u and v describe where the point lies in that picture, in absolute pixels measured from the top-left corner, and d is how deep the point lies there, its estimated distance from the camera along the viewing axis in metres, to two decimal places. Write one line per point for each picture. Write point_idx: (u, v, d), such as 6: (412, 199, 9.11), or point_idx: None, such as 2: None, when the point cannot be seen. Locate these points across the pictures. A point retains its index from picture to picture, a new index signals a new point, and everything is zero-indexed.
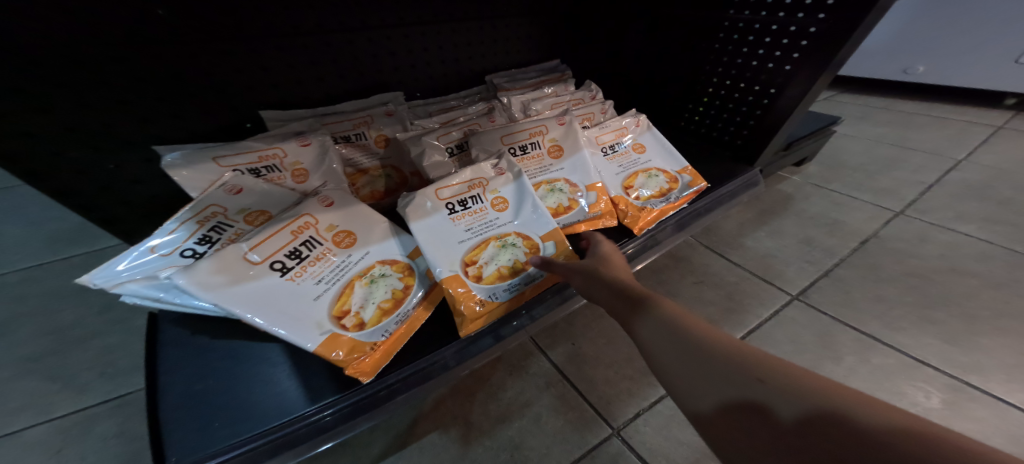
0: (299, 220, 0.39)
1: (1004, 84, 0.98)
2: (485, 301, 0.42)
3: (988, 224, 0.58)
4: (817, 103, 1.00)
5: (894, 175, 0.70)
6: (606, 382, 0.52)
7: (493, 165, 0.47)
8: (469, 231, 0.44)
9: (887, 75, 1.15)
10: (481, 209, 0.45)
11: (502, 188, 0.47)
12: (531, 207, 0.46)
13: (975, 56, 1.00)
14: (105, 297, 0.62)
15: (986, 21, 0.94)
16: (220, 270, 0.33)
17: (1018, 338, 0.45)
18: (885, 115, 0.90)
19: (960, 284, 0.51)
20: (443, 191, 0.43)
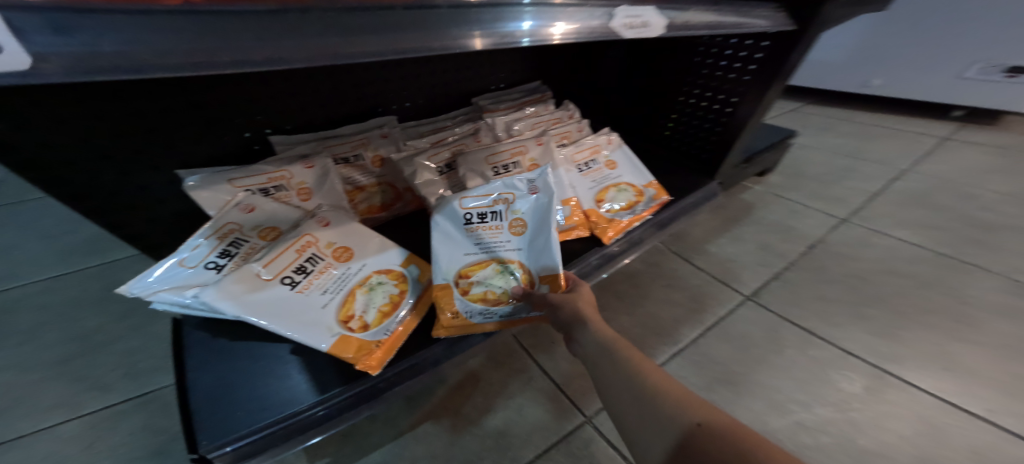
0: (302, 240, 0.45)
1: (948, 96, 1.08)
2: (461, 314, 0.47)
3: (923, 230, 0.65)
4: (786, 115, 1.07)
5: (846, 184, 0.77)
6: (581, 376, 0.59)
7: (528, 185, 0.49)
8: (478, 247, 0.48)
9: (847, 88, 1.22)
10: (498, 227, 0.48)
11: (528, 211, 0.49)
12: (542, 243, 0.48)
13: (926, 72, 1.08)
14: (123, 305, 0.67)
15: (934, 39, 1.03)
16: (242, 287, 0.39)
17: (936, 331, 0.51)
18: (845, 126, 0.97)
19: (892, 284, 0.58)
20: (468, 202, 0.47)
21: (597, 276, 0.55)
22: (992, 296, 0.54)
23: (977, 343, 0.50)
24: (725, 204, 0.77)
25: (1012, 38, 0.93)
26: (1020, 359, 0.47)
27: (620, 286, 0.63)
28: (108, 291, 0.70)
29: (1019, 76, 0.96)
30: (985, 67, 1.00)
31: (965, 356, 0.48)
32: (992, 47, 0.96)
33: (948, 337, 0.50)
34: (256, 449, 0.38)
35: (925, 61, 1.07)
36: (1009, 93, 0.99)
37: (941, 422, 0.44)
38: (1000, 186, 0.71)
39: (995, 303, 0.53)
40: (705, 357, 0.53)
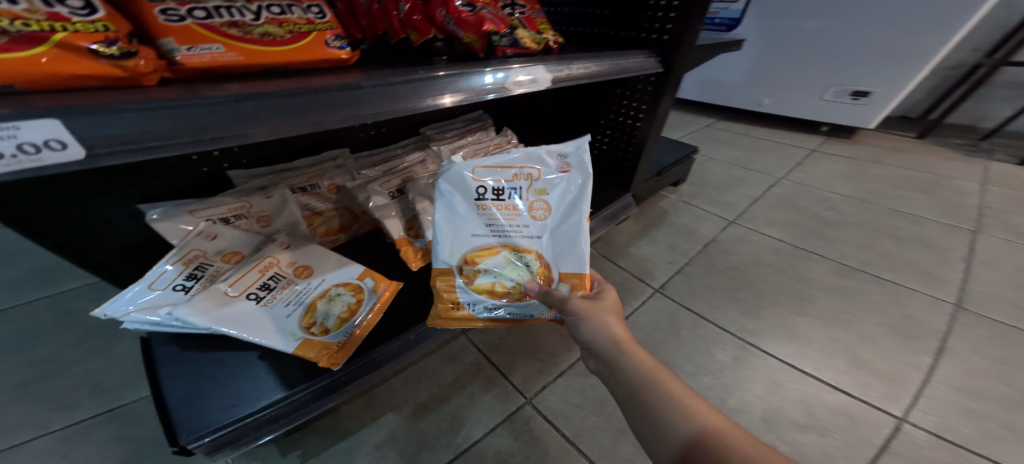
0: (265, 261, 0.54)
1: (816, 114, 1.40)
2: (462, 306, 0.47)
3: (787, 228, 0.82)
4: (700, 131, 1.26)
5: (737, 191, 0.94)
6: (523, 366, 0.69)
7: (557, 161, 0.44)
8: (490, 228, 0.45)
9: (748, 105, 1.54)
10: (517, 207, 0.44)
11: (554, 191, 0.44)
12: (564, 232, 0.44)
13: (801, 93, 1.40)
14: (80, 331, 0.70)
15: (807, 67, 1.35)
16: (211, 302, 0.48)
17: (786, 308, 0.67)
18: (743, 140, 1.17)
19: (759, 272, 0.73)
20: (484, 176, 0.43)
21: None
22: (827, 278, 0.70)
23: (812, 315, 0.65)
24: (645, 212, 0.91)
25: (854, 71, 1.26)
26: (840, 325, 0.63)
27: None
28: (63, 319, 0.72)
29: (860, 99, 1.29)
30: (838, 91, 1.33)
31: (804, 326, 0.63)
32: (843, 76, 1.29)
33: (794, 312, 0.66)
34: (230, 440, 0.45)
35: (801, 84, 1.39)
36: (853, 112, 1.32)
37: (783, 379, 0.57)
38: (844, 189, 0.91)
39: (827, 283, 0.69)
40: None
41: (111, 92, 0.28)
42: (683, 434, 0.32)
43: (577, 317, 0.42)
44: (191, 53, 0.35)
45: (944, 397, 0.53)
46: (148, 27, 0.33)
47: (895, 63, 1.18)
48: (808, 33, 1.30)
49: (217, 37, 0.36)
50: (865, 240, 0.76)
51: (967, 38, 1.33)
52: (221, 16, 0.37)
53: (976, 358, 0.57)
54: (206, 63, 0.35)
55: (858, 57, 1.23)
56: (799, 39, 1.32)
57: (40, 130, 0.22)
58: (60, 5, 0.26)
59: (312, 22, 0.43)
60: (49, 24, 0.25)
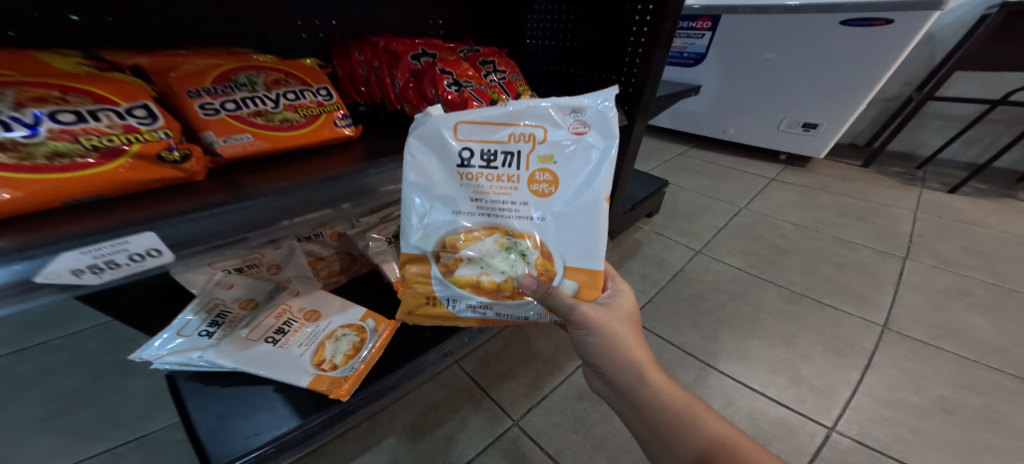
0: (279, 308, 0.64)
1: (774, 144, 1.60)
2: (439, 301, 0.46)
3: (745, 256, 0.97)
4: (675, 160, 1.49)
5: (704, 221, 1.09)
6: (511, 390, 0.76)
7: (570, 120, 0.38)
8: (477, 203, 0.40)
9: (715, 133, 1.74)
10: (513, 177, 0.39)
11: (561, 159, 0.39)
12: (572, 213, 0.39)
13: (760, 123, 1.60)
14: (97, 367, 0.76)
15: (762, 107, 1.57)
16: (235, 346, 0.57)
17: (739, 331, 0.77)
18: (711, 169, 1.40)
19: (718, 299, 0.84)
20: (473, 139, 0.39)
21: None
22: (775, 303, 0.84)
23: (762, 338, 0.75)
24: (621, 243, 1.00)
25: (806, 105, 1.46)
26: (784, 345, 0.74)
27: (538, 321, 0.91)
28: (79, 358, 0.78)
29: (810, 130, 1.49)
30: (790, 123, 1.53)
31: (753, 348, 0.74)
32: (797, 110, 1.49)
33: (746, 335, 0.76)
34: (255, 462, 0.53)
35: (761, 114, 1.58)
36: (804, 144, 1.53)
37: (735, 398, 0.65)
38: (794, 218, 1.12)
39: (774, 307, 0.83)
40: None
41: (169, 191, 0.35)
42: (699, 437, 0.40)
43: (592, 327, 0.45)
44: (226, 143, 0.41)
45: (865, 407, 0.64)
46: (192, 122, 0.40)
47: (840, 98, 1.37)
48: (764, 63, 1.48)
49: (247, 128, 0.42)
50: (811, 267, 0.94)
51: (900, 75, 1.59)
52: (247, 107, 0.43)
53: (894, 372, 0.69)
54: (238, 152, 0.41)
55: (806, 94, 1.44)
56: (761, 68, 1.49)
57: (142, 241, 0.29)
58: (130, 117, 0.34)
59: (322, 104, 0.49)
60: (125, 136, 0.33)
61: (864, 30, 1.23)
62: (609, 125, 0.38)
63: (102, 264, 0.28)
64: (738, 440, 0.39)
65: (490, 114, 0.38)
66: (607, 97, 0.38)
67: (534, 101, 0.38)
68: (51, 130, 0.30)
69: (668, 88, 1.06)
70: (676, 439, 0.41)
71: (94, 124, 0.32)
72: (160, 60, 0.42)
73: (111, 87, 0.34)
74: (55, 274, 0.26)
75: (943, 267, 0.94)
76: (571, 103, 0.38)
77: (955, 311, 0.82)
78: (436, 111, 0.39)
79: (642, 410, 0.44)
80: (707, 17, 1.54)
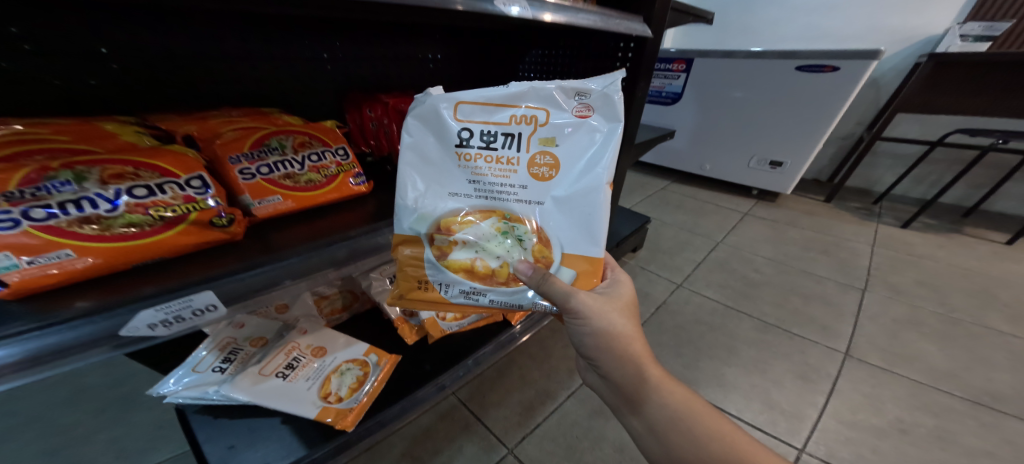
0: (289, 345, 0.68)
1: (746, 180, 1.72)
2: (430, 286, 0.45)
3: (721, 289, 1.10)
4: (658, 194, 1.68)
5: (684, 255, 1.24)
6: (505, 419, 0.80)
7: (573, 104, 0.40)
8: (475, 184, 0.41)
9: (693, 168, 1.86)
10: (513, 158, 0.41)
11: (562, 142, 0.40)
12: (573, 195, 0.41)
13: (730, 157, 1.73)
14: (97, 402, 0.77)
15: (733, 142, 1.70)
16: (249, 380, 0.61)
17: (717, 359, 0.87)
18: (692, 204, 1.60)
19: (698, 329, 0.95)
20: (474, 119, 0.40)
21: (517, 339, 0.91)
22: (749, 333, 0.95)
23: (737, 366, 0.85)
24: None
25: (771, 143, 1.60)
26: (757, 372, 0.84)
27: (532, 350, 0.97)
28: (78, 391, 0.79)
29: (777, 167, 1.62)
30: (759, 160, 1.66)
31: (729, 375, 0.83)
32: (764, 145, 1.63)
33: (724, 363, 0.86)
34: None
35: (732, 149, 1.71)
36: (773, 179, 1.64)
37: None
38: (765, 252, 1.29)
39: (747, 337, 0.94)
40: (587, 393, 0.86)
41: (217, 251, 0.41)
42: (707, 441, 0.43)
43: (591, 318, 0.44)
44: (260, 205, 0.47)
45: (831, 429, 0.73)
46: (233, 186, 0.46)
47: (802, 136, 1.52)
48: (733, 102, 1.63)
49: (279, 191, 0.49)
50: (781, 299, 1.07)
51: (853, 116, 1.83)
52: (278, 170, 0.49)
53: (855, 396, 0.80)
54: (270, 212, 0.48)
55: (771, 133, 1.59)
56: (730, 104, 1.64)
57: (202, 298, 0.36)
58: (188, 188, 0.40)
59: (340, 163, 0.55)
60: (185, 205, 0.39)
61: (816, 75, 1.39)
62: (612, 109, 0.40)
63: (171, 318, 0.35)
64: (736, 436, 0.43)
65: (492, 96, 0.40)
66: (611, 83, 0.40)
67: (538, 84, 0.40)
68: (127, 204, 0.36)
69: (648, 132, 1.18)
70: (674, 434, 0.44)
71: (161, 196, 0.38)
72: (207, 129, 0.48)
73: (172, 160, 0.40)
74: (135, 327, 0.33)
75: (896, 298, 1.09)
76: (576, 87, 0.40)
77: (908, 339, 0.96)
78: (439, 92, 0.40)
79: (640, 405, 0.46)
80: (681, 59, 1.71)
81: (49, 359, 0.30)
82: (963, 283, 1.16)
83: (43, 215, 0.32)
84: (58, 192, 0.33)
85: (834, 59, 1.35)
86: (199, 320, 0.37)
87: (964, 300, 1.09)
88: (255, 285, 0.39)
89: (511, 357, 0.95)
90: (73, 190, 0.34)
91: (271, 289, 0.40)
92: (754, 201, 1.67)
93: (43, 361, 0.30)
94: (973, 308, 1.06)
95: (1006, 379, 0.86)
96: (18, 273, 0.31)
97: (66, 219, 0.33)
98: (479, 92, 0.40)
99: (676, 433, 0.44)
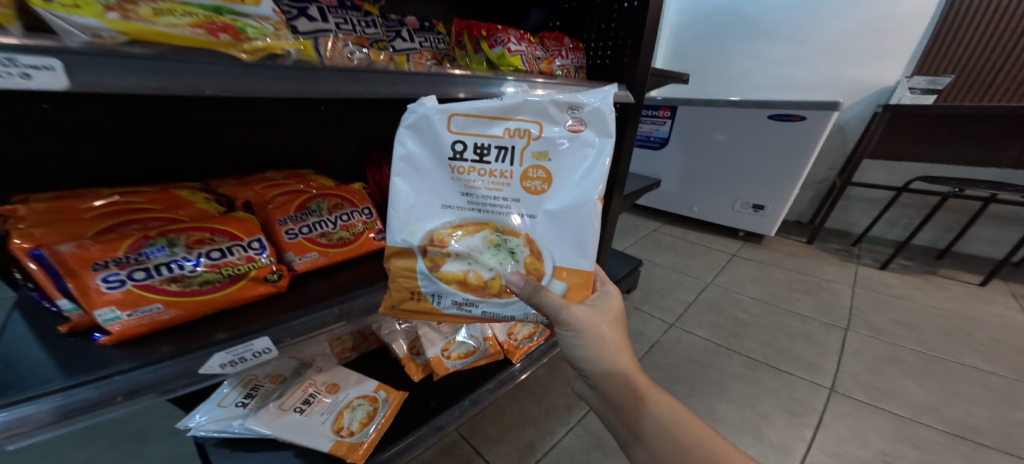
0: (306, 382, 0.74)
1: (732, 222, 1.83)
2: (424, 297, 0.48)
3: (711, 328, 1.16)
4: (650, 236, 1.79)
5: (675, 296, 1.32)
6: (506, 455, 0.84)
7: (568, 117, 0.42)
8: (467, 198, 0.44)
9: (682, 210, 1.98)
10: (506, 171, 0.43)
11: (554, 157, 0.43)
12: (564, 206, 0.43)
13: (715, 200, 1.85)
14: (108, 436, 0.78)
15: (718, 186, 1.82)
16: (270, 415, 0.66)
17: (708, 395, 0.92)
18: (682, 246, 1.70)
19: (689, 367, 1.01)
20: (467, 132, 0.43)
21: (517, 376, 0.95)
22: (738, 369, 1.01)
23: (727, 400, 0.91)
24: None
25: (752, 188, 1.73)
26: (747, 407, 0.89)
27: (532, 387, 1.02)
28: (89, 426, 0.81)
29: (759, 210, 1.73)
30: (742, 203, 1.77)
31: (720, 410, 0.88)
32: (746, 189, 1.75)
33: (715, 398, 0.91)
34: None
35: (717, 191, 1.84)
36: (756, 222, 1.75)
37: None
38: (751, 292, 1.37)
39: (737, 373, 0.99)
40: (585, 429, 0.90)
41: (269, 301, 0.51)
42: (689, 447, 0.47)
43: (585, 330, 0.48)
44: (300, 260, 0.56)
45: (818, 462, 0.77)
46: (278, 244, 0.55)
47: (780, 178, 1.64)
48: (715, 147, 1.77)
49: (315, 248, 0.58)
50: (768, 338, 1.13)
51: (825, 162, 2.00)
52: (316, 230, 0.59)
53: (840, 429, 0.85)
54: (308, 266, 0.57)
55: (751, 177, 1.72)
56: (713, 146, 1.78)
57: (262, 342, 0.45)
58: (250, 249, 0.50)
59: (366, 222, 0.64)
60: (247, 264, 0.49)
61: (786, 123, 1.54)
62: (603, 123, 0.42)
63: (236, 359, 0.44)
64: (717, 444, 0.47)
65: (484, 109, 0.42)
66: (604, 98, 0.43)
67: (531, 97, 0.42)
68: (205, 265, 0.46)
69: (637, 181, 1.29)
70: (662, 443, 0.47)
71: (231, 256, 0.48)
72: (260, 195, 0.58)
73: (239, 225, 0.50)
74: (211, 367, 0.42)
75: (877, 337, 1.15)
76: (568, 100, 0.42)
77: (889, 375, 1.01)
78: (435, 104, 0.42)
79: (626, 409, 0.50)
80: (667, 107, 1.87)
81: (153, 393, 0.39)
82: (940, 322, 1.22)
83: (142, 276, 0.42)
84: (154, 257, 0.43)
85: (801, 110, 1.50)
86: (249, 366, 0.46)
87: (942, 339, 1.14)
88: (294, 333, 0.47)
89: (511, 394, 1.00)
90: (167, 254, 0.44)
91: (306, 336, 0.48)
92: (740, 242, 1.78)
93: (144, 395, 0.39)
94: (949, 346, 1.12)
95: (984, 413, 0.91)
96: (119, 323, 0.41)
97: (159, 279, 0.43)
98: (473, 105, 0.42)
99: (663, 441, 0.48)
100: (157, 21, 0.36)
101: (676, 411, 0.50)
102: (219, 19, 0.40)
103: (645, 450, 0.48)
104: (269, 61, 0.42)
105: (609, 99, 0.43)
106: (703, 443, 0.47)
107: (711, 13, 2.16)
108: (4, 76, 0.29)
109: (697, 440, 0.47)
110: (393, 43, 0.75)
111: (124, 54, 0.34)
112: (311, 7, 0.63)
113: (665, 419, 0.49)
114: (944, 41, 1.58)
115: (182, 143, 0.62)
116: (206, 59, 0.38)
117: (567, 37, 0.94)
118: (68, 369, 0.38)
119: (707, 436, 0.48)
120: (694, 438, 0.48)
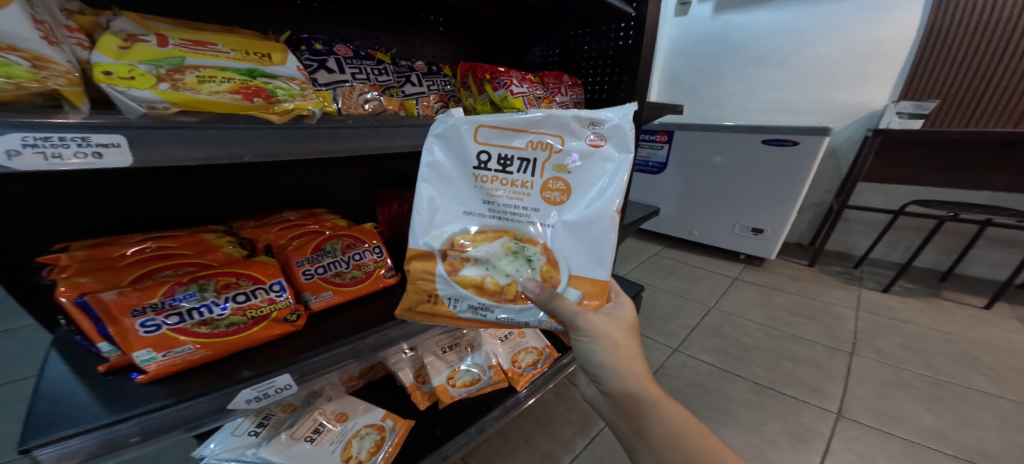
0: (316, 411, 0.76)
1: (732, 245, 1.86)
2: (440, 300, 0.49)
3: (715, 353, 1.17)
4: (651, 260, 1.83)
5: (679, 321, 1.33)
6: None
7: (589, 133, 0.47)
8: (488, 207, 0.48)
9: (683, 233, 2.01)
10: (529, 182, 0.48)
11: (572, 171, 0.47)
12: (582, 213, 0.47)
13: (715, 223, 1.88)
14: None
15: (718, 208, 1.85)
16: (282, 445, 0.68)
17: (715, 422, 0.92)
18: (683, 269, 1.73)
19: (694, 393, 1.01)
20: (494, 143, 0.48)
21: (522, 402, 0.94)
22: (743, 395, 1.01)
23: (732, 427, 0.91)
24: None
25: (750, 211, 1.76)
26: (754, 433, 0.90)
27: (537, 414, 1.03)
28: None
29: (759, 233, 1.76)
30: (742, 226, 1.80)
31: (727, 436, 0.88)
32: (745, 212, 1.78)
33: (721, 425, 0.91)
34: None
35: (716, 214, 1.87)
36: (756, 245, 1.78)
37: None
38: (755, 316, 1.37)
39: (743, 399, 1.00)
40: (591, 457, 0.91)
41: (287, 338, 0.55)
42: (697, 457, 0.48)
43: (598, 337, 0.49)
44: (316, 299, 0.61)
45: None
46: (296, 284, 0.59)
47: (778, 201, 1.68)
48: (712, 171, 1.82)
49: (329, 287, 0.62)
50: (772, 363, 1.13)
51: (821, 185, 2.05)
52: (331, 270, 0.63)
53: (848, 455, 0.84)
54: (323, 304, 0.61)
55: (750, 199, 1.75)
56: (711, 169, 1.82)
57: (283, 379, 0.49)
58: (272, 290, 0.54)
59: (377, 260, 0.68)
60: (270, 304, 0.53)
61: (780, 147, 1.59)
62: (623, 140, 0.47)
63: (260, 395, 0.48)
64: (724, 453, 0.49)
65: (510, 122, 0.47)
66: (623, 117, 0.47)
67: (554, 113, 0.47)
68: (232, 307, 0.50)
69: (637, 208, 1.33)
70: (671, 451, 0.49)
71: (255, 298, 0.52)
72: (279, 237, 0.62)
73: (263, 269, 0.54)
74: (238, 402, 0.46)
75: (883, 361, 1.15)
76: (589, 117, 0.47)
77: (896, 399, 1.00)
78: (463, 117, 0.47)
79: (636, 417, 0.51)
80: (663, 132, 1.93)
81: (183, 430, 0.43)
82: (946, 346, 1.22)
83: (176, 320, 0.46)
84: (186, 301, 0.47)
85: (794, 135, 1.55)
86: (266, 402, 0.49)
87: (949, 364, 1.14)
88: (305, 372, 0.50)
89: (515, 421, 1.00)
90: (198, 298, 0.48)
91: (315, 371, 0.51)
92: (742, 265, 1.80)
93: (177, 430, 0.43)
94: (957, 370, 1.11)
95: (995, 438, 0.90)
96: (156, 362, 0.45)
97: (191, 322, 0.47)
98: (499, 118, 0.47)
99: (672, 449, 0.49)
100: (201, 89, 0.42)
101: (686, 421, 0.51)
102: (254, 83, 0.46)
103: (652, 457, 0.50)
104: (297, 121, 0.46)
105: (629, 116, 0.48)
106: (712, 452, 0.48)
107: (702, 41, 2.25)
108: (79, 156, 0.33)
109: (705, 449, 0.49)
110: (403, 88, 0.79)
111: (177, 124, 0.38)
112: (329, 59, 0.68)
113: (674, 426, 0.50)
114: (926, 67, 1.65)
115: (209, 184, 0.68)
116: (244, 124, 0.42)
117: (565, 74, 1.00)
118: (109, 407, 0.41)
119: (715, 447, 0.49)
120: (701, 448, 0.49)
